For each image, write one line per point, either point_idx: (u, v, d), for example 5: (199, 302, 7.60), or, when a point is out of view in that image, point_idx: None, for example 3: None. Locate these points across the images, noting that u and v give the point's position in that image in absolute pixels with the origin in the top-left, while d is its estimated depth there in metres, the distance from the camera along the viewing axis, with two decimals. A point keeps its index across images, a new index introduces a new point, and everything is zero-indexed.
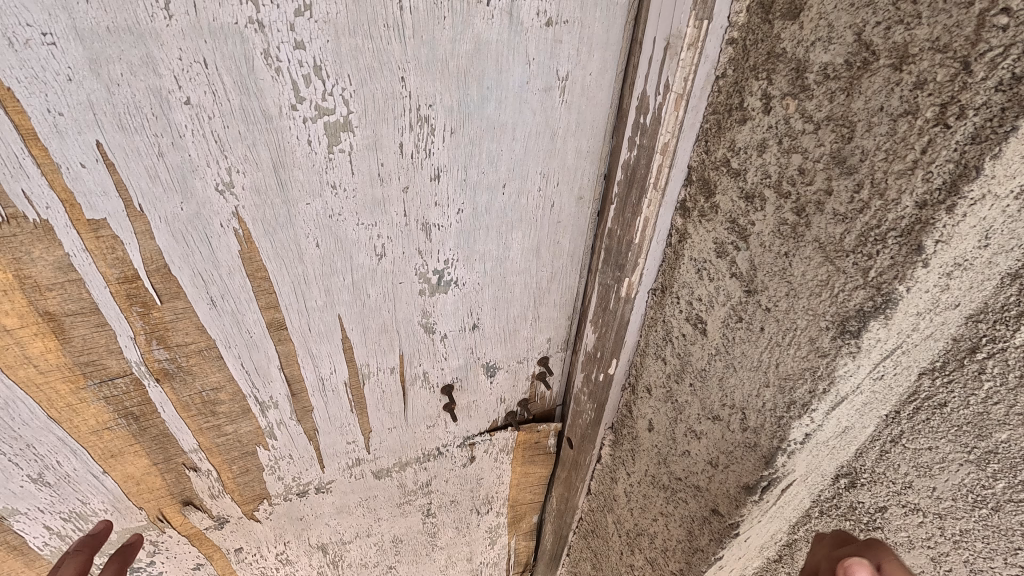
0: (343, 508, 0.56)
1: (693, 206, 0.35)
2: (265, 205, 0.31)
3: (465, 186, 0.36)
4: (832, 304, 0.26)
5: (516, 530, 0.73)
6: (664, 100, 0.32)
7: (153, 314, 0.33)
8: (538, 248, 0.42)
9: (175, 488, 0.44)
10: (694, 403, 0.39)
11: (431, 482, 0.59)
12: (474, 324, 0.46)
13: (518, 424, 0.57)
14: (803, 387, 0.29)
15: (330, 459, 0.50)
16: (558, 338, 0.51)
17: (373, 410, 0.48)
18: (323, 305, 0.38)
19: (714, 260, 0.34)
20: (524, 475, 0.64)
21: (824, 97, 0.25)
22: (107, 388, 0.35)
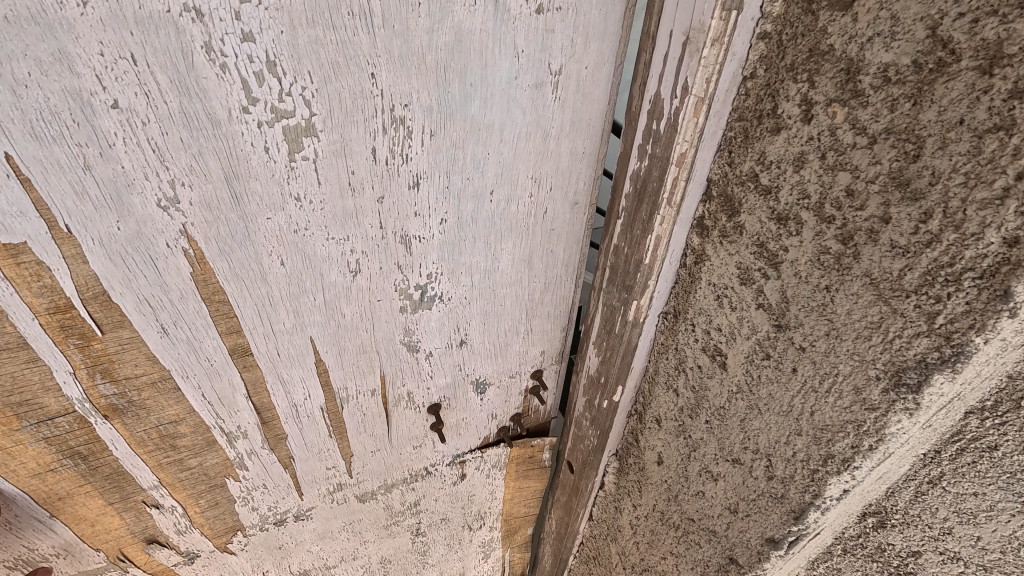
0: (326, 533, 0.50)
1: (713, 224, 0.31)
2: (218, 221, 0.27)
3: (447, 193, 0.31)
4: (884, 351, 0.22)
5: (511, 543, 0.69)
6: (682, 105, 0.27)
7: (94, 346, 0.29)
8: (530, 258, 0.38)
9: (136, 527, 0.40)
10: (711, 442, 0.35)
11: (420, 501, 0.53)
12: (462, 341, 0.41)
13: (512, 440, 0.53)
14: (844, 441, 0.25)
15: (309, 486, 0.45)
16: (552, 350, 0.47)
17: (354, 435, 0.43)
18: (292, 327, 0.33)
19: (737, 287, 0.30)
20: (518, 490, 0.60)
21: (883, 105, 0.20)
22: (45, 428, 0.31)
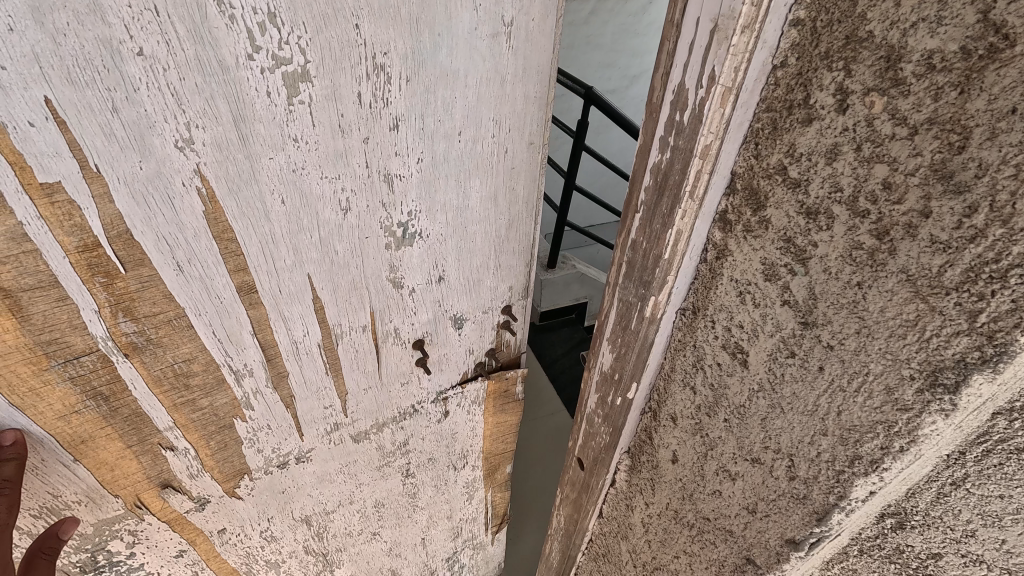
0: (323, 476, 0.50)
1: (736, 218, 0.30)
2: (230, 160, 0.27)
3: (425, 134, 0.31)
4: (920, 350, 0.22)
5: (492, 484, 0.67)
6: (709, 95, 0.27)
7: (117, 284, 0.29)
8: (497, 197, 0.37)
9: (153, 471, 0.40)
10: (729, 440, 0.34)
11: (409, 441, 0.52)
12: (440, 278, 0.40)
13: (488, 373, 0.51)
14: (872, 442, 0.25)
15: (309, 426, 0.44)
16: (519, 286, 0.45)
17: (348, 372, 0.42)
18: (291, 266, 0.33)
19: (762, 284, 0.29)
20: (497, 425, 0.58)
21: (926, 94, 0.19)
22: (72, 367, 0.31)
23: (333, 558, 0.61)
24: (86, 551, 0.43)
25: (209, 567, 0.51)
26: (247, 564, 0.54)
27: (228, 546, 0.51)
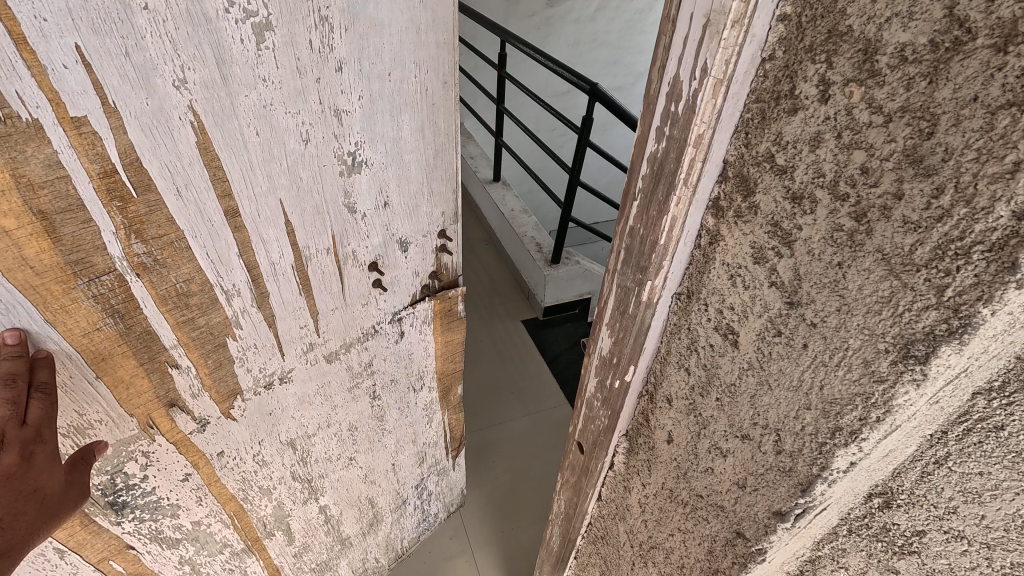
0: (304, 398, 0.57)
1: (728, 205, 0.31)
2: (215, 96, 0.33)
3: (363, 75, 0.39)
4: (893, 325, 0.23)
5: (447, 404, 0.81)
6: (701, 86, 0.28)
7: (131, 208, 0.34)
8: (423, 128, 0.47)
9: (161, 390, 0.44)
10: (721, 418, 0.36)
11: (374, 361, 0.61)
12: (385, 204, 0.49)
13: (432, 292, 0.61)
14: (852, 413, 0.26)
15: (289, 346, 0.51)
16: (450, 212, 0.55)
17: (319, 292, 0.49)
18: (265, 192, 0.39)
19: (751, 266, 0.30)
20: (446, 345, 0.70)
21: (898, 84, 0.21)
22: (95, 287, 0.35)
23: (318, 484, 0.69)
24: (103, 475, 0.45)
25: (211, 492, 0.56)
26: (244, 490, 0.59)
27: (226, 471, 0.55)
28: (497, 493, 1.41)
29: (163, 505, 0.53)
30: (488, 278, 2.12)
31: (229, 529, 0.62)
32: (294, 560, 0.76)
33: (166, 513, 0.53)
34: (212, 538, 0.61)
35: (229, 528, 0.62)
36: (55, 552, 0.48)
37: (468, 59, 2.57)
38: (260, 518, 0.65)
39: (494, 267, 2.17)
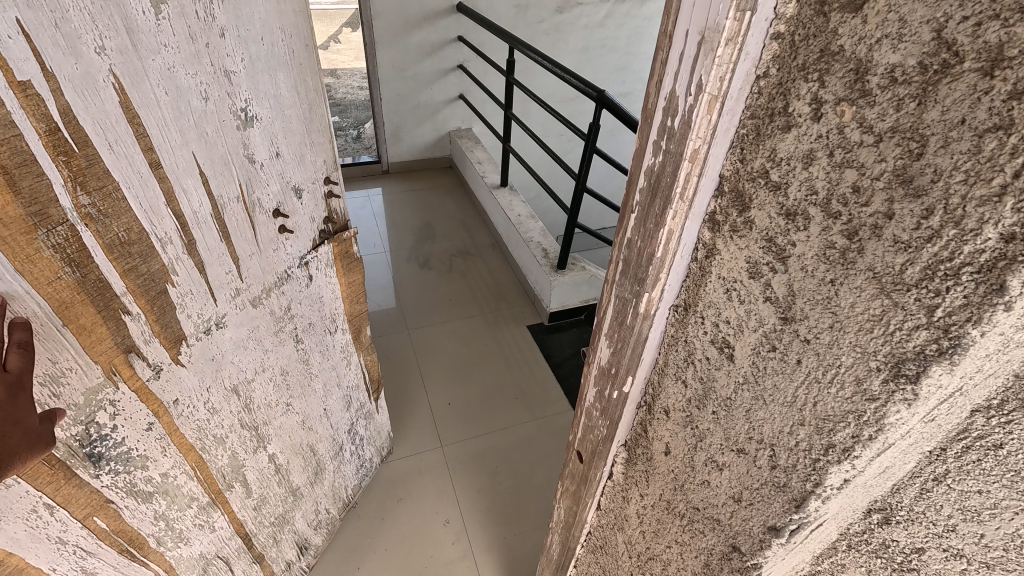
0: (239, 343, 0.69)
1: (724, 219, 0.31)
2: (129, 60, 0.44)
3: (241, 40, 0.54)
4: (885, 343, 0.23)
5: (360, 345, 1.02)
6: (697, 102, 0.29)
7: (74, 161, 0.42)
8: (293, 84, 0.63)
9: (118, 337, 0.52)
10: (717, 431, 0.36)
11: (291, 306, 0.77)
12: (276, 153, 0.64)
13: (330, 237, 0.81)
14: (845, 430, 0.26)
15: (219, 291, 0.62)
16: (328, 160, 0.74)
17: (235, 237, 0.62)
18: (180, 145, 0.51)
19: (746, 281, 0.31)
20: (348, 287, 0.91)
21: (889, 105, 0.21)
22: (53, 236, 0.43)
23: (263, 433, 0.81)
24: (79, 425, 0.52)
25: (173, 442, 0.64)
26: (201, 440, 0.68)
27: (183, 420, 0.64)
28: (500, 499, 1.40)
29: (134, 458, 0.60)
30: (495, 283, 2.12)
31: (193, 481, 0.70)
32: (254, 513, 0.86)
33: (138, 465, 0.61)
34: (180, 491, 0.69)
35: (193, 481, 0.70)
36: (47, 508, 0.53)
37: (478, 65, 2.59)
38: (217, 469, 0.74)
39: (501, 272, 2.18)
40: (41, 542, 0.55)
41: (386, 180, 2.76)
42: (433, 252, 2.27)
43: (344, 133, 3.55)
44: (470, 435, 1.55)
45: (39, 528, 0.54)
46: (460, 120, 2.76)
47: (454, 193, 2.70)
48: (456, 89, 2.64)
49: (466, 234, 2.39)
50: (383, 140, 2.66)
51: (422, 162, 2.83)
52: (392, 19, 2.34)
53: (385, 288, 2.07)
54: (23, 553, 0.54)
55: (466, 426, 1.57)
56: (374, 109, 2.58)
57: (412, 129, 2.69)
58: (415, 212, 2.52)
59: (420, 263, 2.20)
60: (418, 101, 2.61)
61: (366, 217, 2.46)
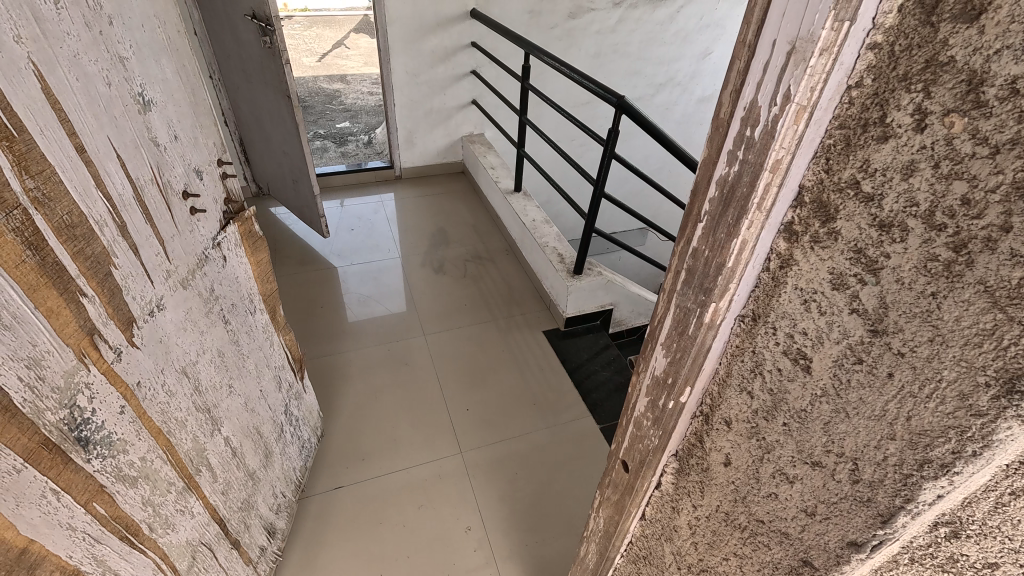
0: (180, 325, 0.78)
1: (804, 229, 0.31)
2: (43, 47, 0.51)
3: (127, 29, 0.64)
4: (996, 359, 0.23)
5: (278, 326, 1.14)
6: (783, 112, 0.28)
7: (16, 146, 0.48)
8: (174, 70, 0.74)
9: (80, 320, 0.59)
10: (788, 443, 0.35)
11: (214, 288, 0.87)
12: (174, 136, 0.75)
13: (234, 218, 0.93)
14: (943, 446, 0.26)
15: (154, 272, 0.71)
16: (214, 143, 0.86)
17: (157, 219, 0.71)
18: (98, 129, 0.59)
19: (828, 292, 0.30)
20: (258, 265, 1.03)
21: (1008, 116, 0.21)
22: (11, 220, 0.49)
23: (215, 414, 0.89)
24: (63, 409, 0.58)
25: (144, 425, 0.71)
26: (166, 423, 0.76)
27: (148, 403, 0.72)
28: (520, 505, 1.39)
29: (115, 441, 0.66)
30: (509, 288, 2.12)
31: (168, 466, 0.77)
32: (223, 497, 0.94)
33: (118, 449, 0.66)
34: (160, 476, 0.75)
35: (167, 465, 0.77)
36: (54, 493, 0.58)
37: (490, 70, 2.60)
38: (185, 453, 0.81)
39: (516, 277, 2.18)
40: (56, 529, 0.59)
41: (398, 185, 2.78)
42: (446, 257, 2.27)
43: (355, 137, 3.58)
44: (488, 441, 1.54)
45: (50, 514, 0.58)
46: (473, 125, 2.77)
47: (466, 198, 2.71)
48: (469, 94, 2.65)
49: (479, 239, 2.39)
50: (396, 146, 2.68)
51: (433, 167, 2.85)
52: (408, 25, 2.35)
53: (400, 294, 2.07)
54: (42, 539, 0.58)
55: (484, 432, 1.57)
56: (387, 115, 2.59)
57: (425, 134, 2.70)
58: (428, 218, 2.53)
59: (433, 269, 2.20)
60: (431, 107, 2.63)
61: (379, 222, 2.47)
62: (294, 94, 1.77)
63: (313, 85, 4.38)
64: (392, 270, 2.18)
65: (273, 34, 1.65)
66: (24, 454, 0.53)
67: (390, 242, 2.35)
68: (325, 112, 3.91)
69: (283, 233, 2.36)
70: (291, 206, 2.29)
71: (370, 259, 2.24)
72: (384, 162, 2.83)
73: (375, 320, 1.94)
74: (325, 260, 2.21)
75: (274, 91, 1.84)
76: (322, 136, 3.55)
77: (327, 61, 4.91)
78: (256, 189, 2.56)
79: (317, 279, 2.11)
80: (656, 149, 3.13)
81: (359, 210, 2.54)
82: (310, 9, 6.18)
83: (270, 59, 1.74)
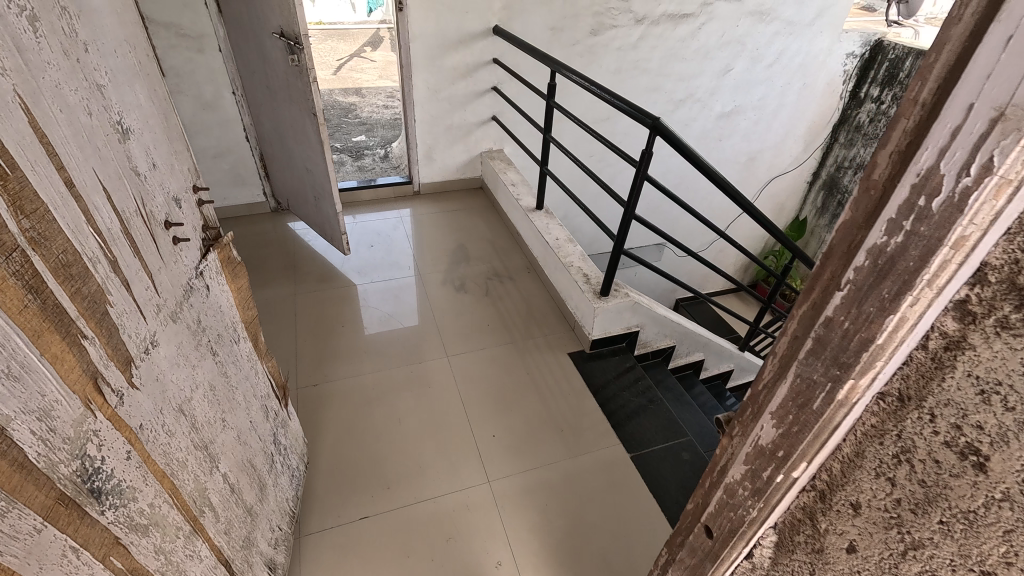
0: (174, 361, 0.72)
1: (981, 313, 0.31)
2: (26, 78, 0.47)
3: (102, 55, 0.60)
4: None
5: (261, 354, 1.06)
6: (979, 186, 0.29)
7: (8, 184, 0.44)
8: (147, 95, 0.70)
9: (83, 364, 0.53)
10: (943, 534, 0.36)
11: (201, 318, 0.81)
12: (154, 164, 0.70)
13: (215, 245, 0.88)
14: None
15: (145, 306, 0.66)
16: (189, 170, 0.82)
17: (145, 251, 0.66)
18: (84, 161, 0.55)
19: (1012, 386, 0.30)
20: (238, 291, 0.96)
21: None
22: (7, 263, 0.44)
23: (212, 451, 0.82)
24: (76, 461, 0.52)
25: (150, 470, 0.64)
26: (169, 465, 0.69)
27: (152, 446, 0.65)
28: (556, 537, 1.35)
29: (125, 489, 0.59)
30: (531, 308, 2.08)
31: (175, 510, 0.70)
32: (227, 537, 0.87)
33: (129, 496, 0.60)
34: (167, 521, 0.68)
35: (175, 510, 0.70)
36: (74, 550, 0.52)
37: (511, 87, 2.59)
38: (188, 494, 0.74)
39: (537, 296, 2.14)
40: None
41: (416, 201, 2.76)
42: (468, 275, 2.23)
43: (371, 151, 3.57)
44: (517, 468, 1.50)
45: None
46: (492, 140, 2.76)
47: (485, 214, 2.68)
48: (489, 111, 2.64)
49: (500, 256, 2.35)
50: (415, 162, 2.67)
51: (452, 183, 2.83)
52: (430, 42, 2.34)
53: (420, 313, 2.04)
54: None
55: (512, 458, 1.52)
56: (408, 131, 2.58)
57: (444, 149, 2.69)
58: (447, 234, 2.50)
59: (454, 287, 2.17)
60: (451, 123, 2.62)
61: (399, 239, 2.45)
62: (320, 112, 1.76)
63: (328, 98, 4.40)
64: (413, 288, 2.15)
65: (300, 52, 1.64)
66: (43, 513, 0.48)
67: (410, 259, 2.32)
68: (341, 125, 3.91)
69: (303, 249, 2.35)
70: (312, 222, 2.28)
71: (389, 276, 2.21)
72: (401, 177, 2.82)
73: (396, 339, 1.90)
74: (345, 277, 2.19)
75: (299, 109, 1.84)
76: (338, 150, 3.55)
77: (342, 74, 4.94)
78: (276, 205, 2.57)
79: (337, 297, 2.09)
80: (676, 163, 3.12)
81: (377, 226, 2.53)
82: (324, 23, 6.22)
83: (296, 76, 1.73)
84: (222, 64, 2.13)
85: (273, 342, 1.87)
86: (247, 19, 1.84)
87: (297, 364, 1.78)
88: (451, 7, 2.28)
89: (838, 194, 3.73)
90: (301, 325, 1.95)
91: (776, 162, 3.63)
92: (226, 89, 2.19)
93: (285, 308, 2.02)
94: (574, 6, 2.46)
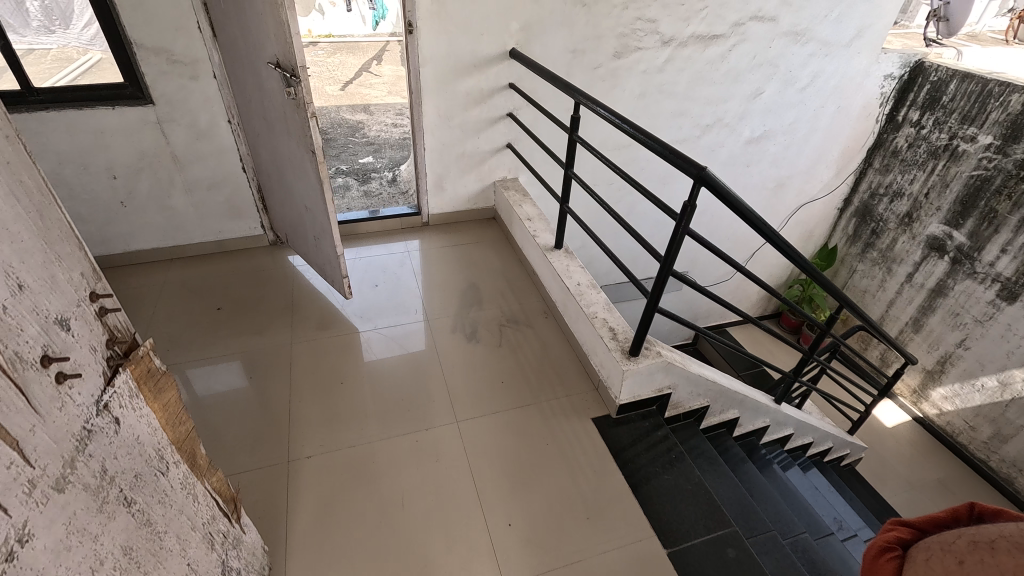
0: (57, 546, 0.56)
1: None
2: None
3: None
4: None
5: (201, 472, 0.86)
6: None
7: None
8: (9, 196, 0.53)
9: None
10: None
11: (105, 466, 0.64)
12: (20, 288, 0.53)
13: (126, 362, 0.69)
14: None
15: (6, 494, 0.50)
16: (86, 273, 0.64)
17: (6, 417, 0.49)
18: None
19: None
20: (165, 409, 0.75)
21: None
22: None
23: None
24: None
25: None
26: None
27: None
28: None
29: None
30: (550, 361, 1.89)
31: None
32: None
33: None
34: None
35: None
36: None
37: (528, 113, 2.42)
38: None
39: (556, 347, 1.95)
40: None
41: (425, 232, 2.58)
42: (480, 321, 2.05)
43: (378, 174, 3.41)
44: (535, 568, 1.31)
45: None
46: (506, 168, 2.58)
47: (498, 247, 2.50)
48: (504, 138, 2.47)
49: (515, 299, 2.16)
50: (424, 192, 2.49)
51: (462, 213, 2.65)
52: (442, 66, 2.17)
53: (427, 365, 1.85)
54: None
55: (530, 555, 1.33)
56: (416, 159, 2.41)
57: (455, 179, 2.51)
58: (458, 272, 2.32)
59: (466, 335, 1.98)
60: (463, 151, 2.44)
61: (406, 277, 2.27)
62: (319, 150, 1.59)
63: (335, 115, 4.25)
64: (421, 336, 1.97)
65: (297, 86, 1.47)
66: None
67: (418, 301, 2.14)
68: (347, 145, 3.76)
69: (303, 288, 2.17)
70: (312, 261, 2.12)
71: (395, 322, 2.03)
72: (409, 207, 2.64)
73: (400, 398, 1.72)
74: (347, 322, 2.01)
75: (296, 144, 1.67)
76: (344, 172, 3.39)
77: (349, 90, 4.80)
78: (274, 238, 2.40)
79: (337, 346, 1.90)
80: (703, 190, 2.92)
81: (382, 261, 2.35)
82: (334, 36, 6.10)
83: (293, 110, 1.56)
84: (217, 92, 1.97)
85: (266, 400, 1.69)
86: (242, 46, 1.67)
87: (290, 429, 1.60)
88: (465, 29, 2.11)
89: (872, 222, 3.52)
90: (296, 379, 1.77)
91: (806, 188, 3.42)
92: (221, 117, 2.03)
93: (280, 359, 1.84)
94: (597, 27, 2.28)
